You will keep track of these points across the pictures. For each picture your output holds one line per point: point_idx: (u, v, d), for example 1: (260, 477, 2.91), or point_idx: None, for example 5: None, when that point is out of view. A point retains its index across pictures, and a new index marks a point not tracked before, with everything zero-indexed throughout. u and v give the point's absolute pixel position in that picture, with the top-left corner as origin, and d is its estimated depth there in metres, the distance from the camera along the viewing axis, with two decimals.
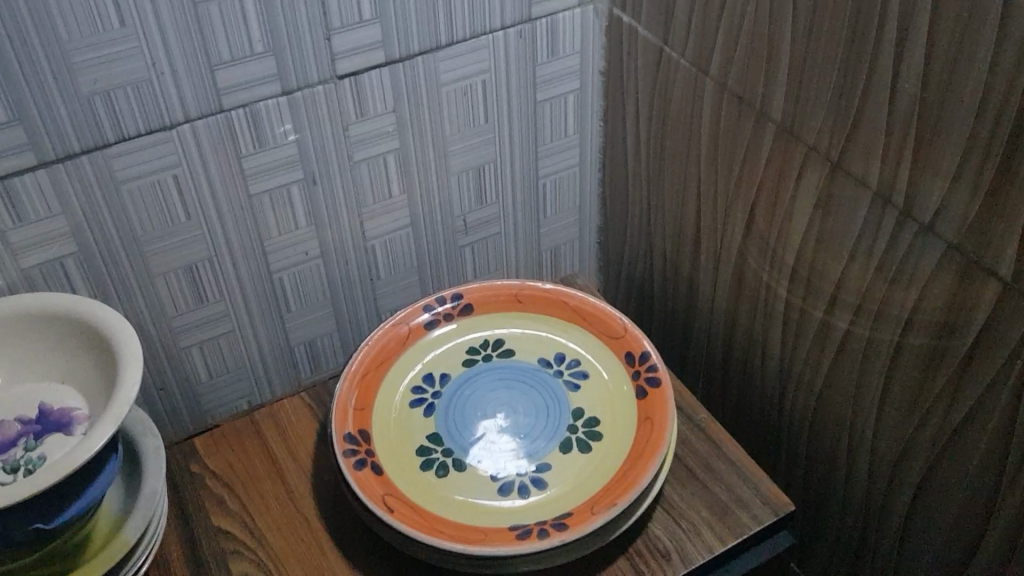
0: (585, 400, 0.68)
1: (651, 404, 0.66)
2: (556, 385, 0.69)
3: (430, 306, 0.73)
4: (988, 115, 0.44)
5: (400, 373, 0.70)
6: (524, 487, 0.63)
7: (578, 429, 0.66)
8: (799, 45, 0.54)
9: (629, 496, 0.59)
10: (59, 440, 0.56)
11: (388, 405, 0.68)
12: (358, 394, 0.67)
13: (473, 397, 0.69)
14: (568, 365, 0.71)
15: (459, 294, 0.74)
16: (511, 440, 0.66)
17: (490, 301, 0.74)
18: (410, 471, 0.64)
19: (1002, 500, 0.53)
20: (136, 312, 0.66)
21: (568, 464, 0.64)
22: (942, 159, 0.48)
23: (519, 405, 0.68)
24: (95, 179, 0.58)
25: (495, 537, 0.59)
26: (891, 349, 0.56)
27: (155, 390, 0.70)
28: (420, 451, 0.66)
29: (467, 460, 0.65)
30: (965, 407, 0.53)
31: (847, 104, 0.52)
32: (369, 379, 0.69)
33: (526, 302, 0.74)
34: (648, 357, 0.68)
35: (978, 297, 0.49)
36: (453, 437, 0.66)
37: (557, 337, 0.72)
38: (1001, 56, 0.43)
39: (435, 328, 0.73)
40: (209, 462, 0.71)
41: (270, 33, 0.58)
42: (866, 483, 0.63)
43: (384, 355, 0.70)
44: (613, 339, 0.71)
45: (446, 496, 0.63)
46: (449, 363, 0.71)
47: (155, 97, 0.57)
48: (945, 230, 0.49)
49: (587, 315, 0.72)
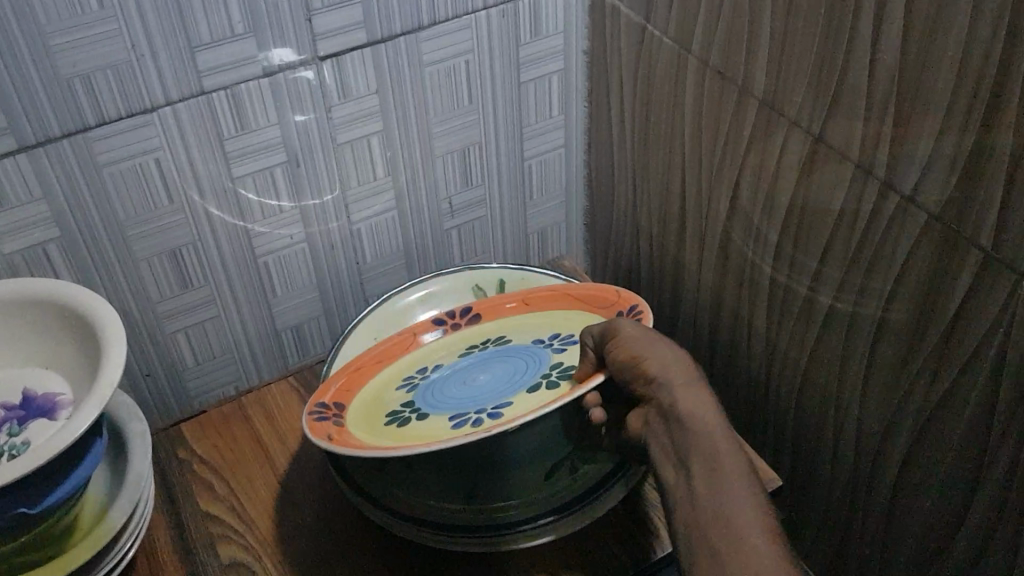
0: (569, 355, 0.64)
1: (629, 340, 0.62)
2: (544, 353, 0.64)
3: (436, 318, 0.71)
4: (966, 84, 0.44)
5: (394, 373, 0.67)
6: (480, 420, 0.58)
7: (551, 373, 0.61)
8: (779, 19, 0.54)
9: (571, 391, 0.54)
10: (42, 425, 0.56)
11: (373, 392, 0.65)
12: (341, 383, 0.65)
13: (455, 366, 0.66)
14: (561, 338, 0.66)
15: (468, 306, 0.71)
16: (479, 396, 0.61)
17: (495, 304, 0.71)
18: (368, 430, 0.60)
19: (985, 474, 0.53)
20: (120, 297, 0.65)
21: (534, 399, 0.59)
22: (922, 128, 0.48)
23: (497, 369, 0.64)
24: (76, 163, 0.58)
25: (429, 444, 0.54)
26: (875, 323, 0.56)
27: (141, 376, 0.70)
28: (388, 415, 0.62)
29: (432, 413, 0.61)
30: (947, 380, 0.52)
31: (829, 77, 0.52)
32: (356, 371, 0.66)
33: (533, 304, 0.70)
34: (636, 305, 0.64)
35: (959, 268, 0.49)
36: (426, 404, 0.62)
37: (557, 322, 0.68)
38: (978, 24, 0.43)
39: (435, 335, 0.69)
40: (197, 448, 0.71)
41: (249, 14, 0.58)
42: (853, 459, 0.63)
43: (378, 353, 0.67)
44: (606, 309, 0.66)
45: (402, 438, 0.58)
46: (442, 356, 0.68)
47: (135, 79, 0.57)
48: (926, 202, 0.49)
49: (583, 294, 0.68)
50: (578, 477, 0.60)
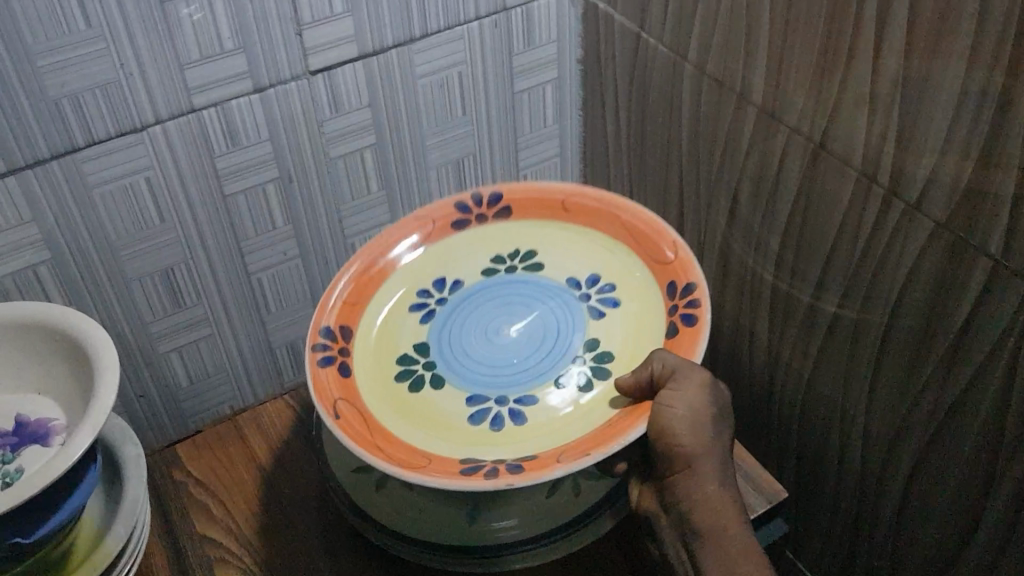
0: (605, 331, 0.62)
1: (678, 342, 0.57)
2: (579, 314, 0.63)
3: (465, 205, 0.69)
4: (973, 91, 0.44)
5: (412, 273, 0.67)
6: (497, 419, 0.58)
7: (584, 360, 0.60)
8: (779, 25, 0.53)
9: (606, 448, 0.52)
10: (35, 452, 0.56)
11: (387, 305, 0.65)
12: (353, 287, 0.64)
13: (482, 305, 0.64)
14: (600, 291, 0.64)
15: (498, 195, 0.69)
16: (500, 366, 0.61)
17: (528, 209, 0.69)
18: (382, 378, 0.61)
19: (996, 484, 0.52)
20: (112, 318, 0.64)
21: (560, 401, 0.58)
22: (928, 135, 0.47)
23: (526, 331, 0.62)
24: (65, 185, 0.57)
25: (443, 464, 0.54)
26: (881, 332, 0.55)
27: (135, 397, 0.69)
28: (401, 363, 0.61)
29: (447, 377, 0.60)
30: (956, 390, 0.52)
31: (830, 85, 0.52)
32: (375, 276, 0.65)
33: (571, 211, 0.68)
34: (691, 291, 0.59)
35: (968, 275, 0.48)
36: (444, 354, 0.62)
37: (589, 258, 0.66)
38: (984, 30, 0.42)
39: (461, 230, 0.69)
40: (193, 471, 0.70)
41: (239, 29, 0.57)
42: (859, 470, 0.62)
43: (394, 246, 0.67)
44: (654, 266, 0.63)
45: (417, 412, 0.59)
46: (468, 273, 0.67)
47: (124, 98, 0.56)
48: (933, 209, 0.48)
49: (635, 232, 0.64)
50: (582, 492, 0.60)
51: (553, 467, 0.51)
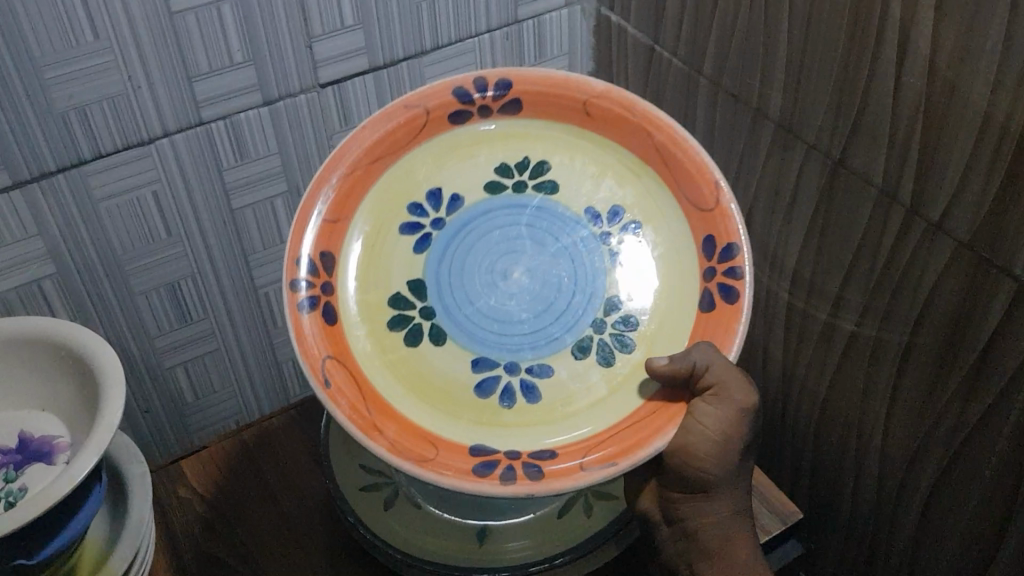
0: (630, 286, 0.55)
1: (713, 325, 0.51)
2: (600, 263, 0.55)
3: (465, 91, 0.56)
4: (998, 111, 0.43)
5: (402, 179, 0.56)
6: (509, 391, 0.53)
7: (606, 324, 0.54)
8: (797, 40, 0.53)
9: (634, 457, 0.47)
10: (41, 470, 0.55)
11: (375, 222, 0.56)
12: (333, 202, 0.54)
13: (486, 236, 0.56)
14: (623, 230, 0.56)
15: (507, 83, 0.56)
16: (509, 324, 0.54)
17: (542, 109, 0.57)
18: (372, 325, 0.54)
19: (1015, 513, 0.51)
20: (118, 333, 0.63)
21: (576, 378, 0.53)
22: (951, 154, 0.46)
23: (539, 277, 0.55)
24: (71, 199, 0.56)
25: (450, 454, 0.49)
26: (900, 352, 0.54)
27: (140, 412, 0.68)
28: (394, 304, 0.54)
29: (448, 330, 0.54)
30: (976, 415, 0.51)
31: (850, 101, 0.51)
32: (358, 182, 0.55)
33: (594, 117, 0.56)
34: (732, 257, 0.51)
35: (991, 297, 0.47)
36: (443, 299, 0.55)
37: (610, 176, 0.57)
38: (1011, 49, 0.41)
39: (460, 124, 0.57)
40: (198, 486, 0.68)
41: (249, 42, 0.57)
42: (874, 493, 0.61)
43: (385, 152, 0.55)
44: (695, 215, 0.54)
45: (414, 377, 0.53)
46: (468, 182, 0.57)
47: (132, 111, 0.55)
48: (955, 229, 0.48)
49: (671, 160, 0.54)
50: (593, 516, 0.60)
51: (577, 476, 0.47)
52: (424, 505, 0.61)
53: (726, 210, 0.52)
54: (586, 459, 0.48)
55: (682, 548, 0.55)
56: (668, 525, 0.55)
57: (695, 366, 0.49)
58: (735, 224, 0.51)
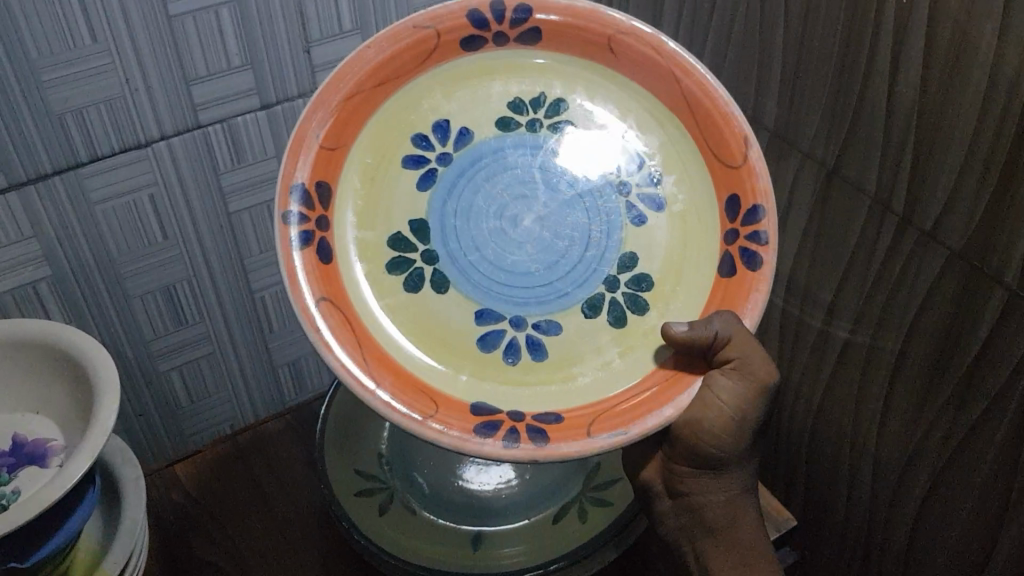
0: (647, 242, 0.52)
1: (731, 292, 0.49)
2: (617, 216, 0.53)
3: (481, 14, 0.51)
4: (989, 121, 0.43)
5: (406, 107, 0.53)
6: (513, 347, 0.50)
7: (620, 283, 0.52)
8: (792, 48, 0.54)
9: (646, 425, 0.45)
10: (35, 472, 0.55)
11: (376, 152, 0.52)
12: (331, 129, 0.50)
13: (497, 176, 0.53)
14: (643, 181, 0.53)
15: (526, 10, 0.52)
16: (516, 274, 0.52)
17: (562, 40, 0.53)
18: (369, 268, 0.51)
19: (1006, 524, 0.51)
20: (112, 335, 0.63)
21: (588, 335, 0.51)
22: (943, 164, 0.46)
23: (551, 224, 0.52)
24: (68, 201, 0.56)
25: (449, 412, 0.46)
26: (893, 360, 0.54)
27: (134, 416, 0.68)
28: (393, 244, 0.52)
29: (451, 278, 0.52)
30: (967, 424, 0.51)
31: (844, 110, 0.52)
32: (359, 109, 0.51)
33: (619, 56, 0.52)
34: (756, 221, 0.49)
35: (983, 306, 0.47)
36: (448, 243, 0.52)
37: (631, 120, 0.54)
38: (1003, 60, 0.42)
39: (473, 51, 0.53)
40: (191, 490, 0.68)
41: (247, 45, 0.57)
42: (868, 502, 0.61)
43: (390, 77, 0.51)
44: (719, 171, 0.51)
45: (414, 330, 0.50)
46: (477, 116, 0.54)
47: (129, 114, 0.55)
48: (948, 237, 0.48)
49: (698, 108, 0.51)
50: (588, 521, 0.61)
51: (585, 441, 0.44)
52: (419, 510, 0.61)
53: (754, 169, 0.49)
54: (595, 424, 0.45)
55: (683, 522, 0.56)
56: (669, 497, 0.56)
57: (717, 337, 0.47)
58: (762, 183, 0.49)
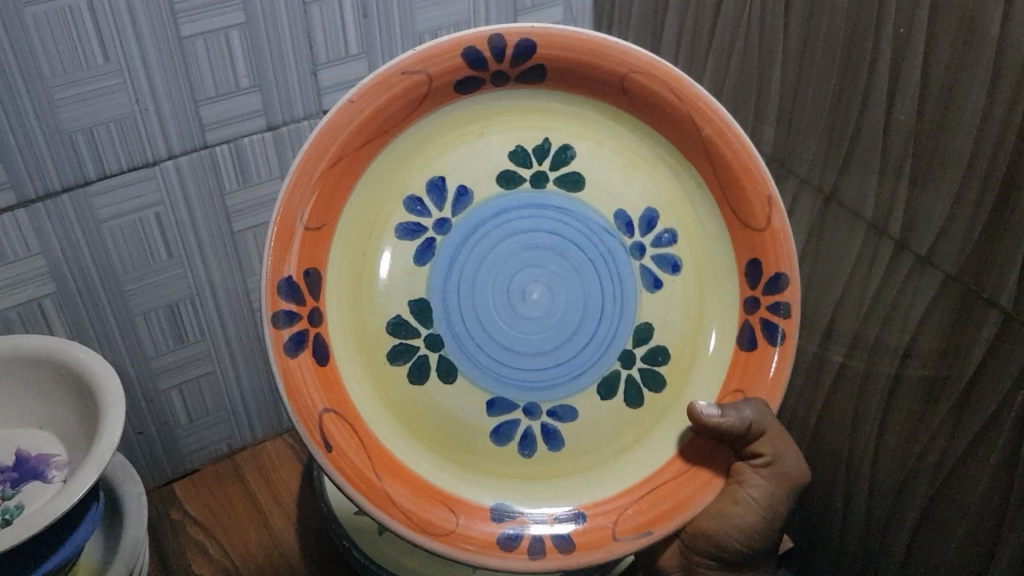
0: (660, 312, 0.54)
1: (753, 368, 0.53)
2: (631, 280, 0.54)
3: (478, 53, 0.49)
4: (986, 146, 0.44)
5: (405, 164, 0.52)
6: (527, 437, 0.53)
7: (635, 357, 0.54)
8: (792, 73, 0.55)
9: (669, 525, 0.50)
10: (37, 488, 0.55)
11: (366, 218, 0.52)
12: (314, 207, 0.49)
13: (500, 245, 0.53)
14: (657, 240, 0.54)
15: (528, 47, 0.50)
16: (527, 355, 0.53)
17: (567, 78, 0.52)
18: (371, 350, 0.52)
19: (998, 550, 0.51)
20: (114, 353, 0.64)
21: (599, 421, 0.54)
22: (940, 188, 0.48)
23: (559, 297, 0.53)
24: (75, 219, 0.57)
25: (469, 519, 0.50)
26: (888, 383, 0.55)
27: (133, 434, 0.68)
28: (392, 329, 0.52)
29: (456, 364, 0.53)
30: (960, 447, 0.51)
31: (841, 136, 0.53)
32: (347, 171, 0.50)
33: (632, 97, 0.51)
34: (778, 290, 0.52)
35: (978, 329, 0.48)
36: (450, 323, 0.53)
37: (643, 169, 0.54)
38: (1000, 86, 0.43)
39: (468, 92, 0.52)
40: (190, 508, 0.69)
41: (255, 67, 0.58)
42: (863, 526, 0.62)
43: (379, 131, 0.50)
44: (739, 231, 0.53)
45: (421, 427, 0.52)
46: (474, 173, 0.53)
47: (138, 134, 0.56)
48: (944, 261, 0.49)
49: (716, 155, 0.51)
50: None
51: (611, 546, 0.49)
52: None
53: (778, 235, 0.51)
54: (618, 522, 0.50)
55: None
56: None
57: (752, 425, 0.50)
58: (787, 252, 0.51)
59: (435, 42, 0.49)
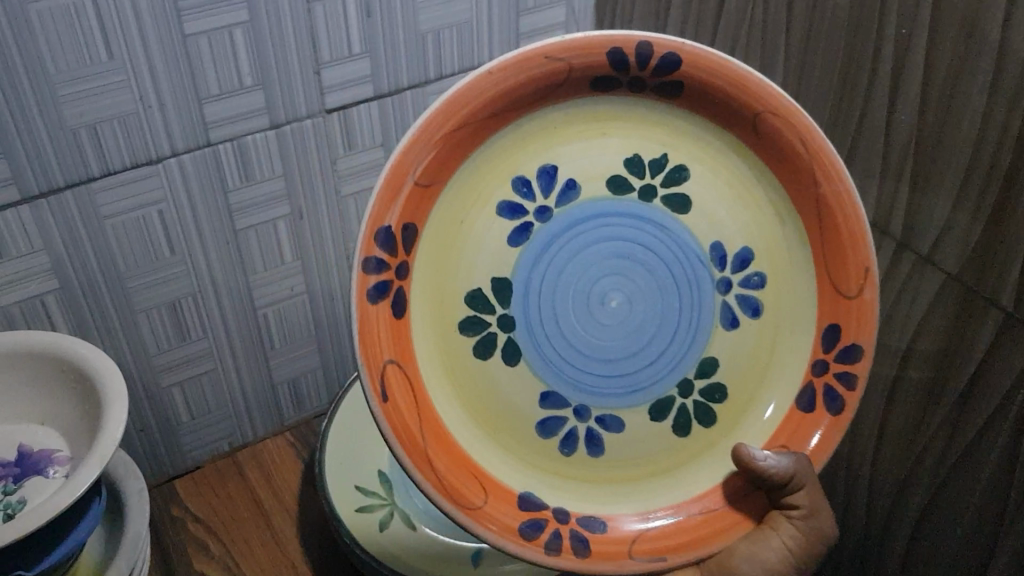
0: (732, 347, 0.52)
1: (803, 428, 0.52)
2: (709, 314, 0.52)
3: (623, 56, 0.47)
4: (987, 146, 0.45)
5: (518, 147, 0.50)
6: (572, 436, 0.52)
7: (693, 388, 0.52)
8: (793, 73, 0.55)
9: (686, 555, 0.49)
10: (39, 483, 0.55)
11: (472, 194, 0.50)
12: (431, 165, 0.47)
13: (592, 246, 0.51)
14: (745, 281, 0.52)
15: (675, 66, 0.47)
16: (596, 358, 0.52)
17: (704, 105, 0.49)
18: (444, 320, 0.51)
19: (997, 549, 0.51)
20: (116, 350, 0.64)
21: (645, 441, 0.52)
22: (941, 188, 0.48)
23: (638, 311, 0.52)
24: (78, 215, 0.57)
25: (497, 503, 0.49)
26: (889, 383, 0.56)
27: (135, 431, 0.68)
28: (470, 299, 0.51)
29: (525, 349, 0.51)
30: (960, 446, 0.52)
31: (842, 136, 0.53)
32: (467, 141, 0.48)
33: (761, 138, 0.49)
34: (851, 361, 0.50)
35: (978, 328, 0.48)
36: (529, 312, 0.51)
37: (753, 205, 0.51)
38: (1000, 86, 0.43)
39: (601, 89, 0.49)
40: (190, 506, 0.69)
41: (258, 65, 0.58)
42: (862, 527, 0.62)
43: (508, 109, 0.48)
44: (829, 297, 0.51)
45: (479, 407, 0.51)
46: (585, 167, 0.51)
47: (141, 131, 0.56)
48: (944, 261, 0.49)
49: (828, 212, 0.49)
50: None
51: (626, 562, 0.49)
52: (419, 526, 0.62)
53: (865, 309, 0.50)
54: (637, 541, 0.50)
55: None
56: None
57: (794, 477, 0.49)
58: (870, 328, 0.50)
59: (588, 35, 0.46)
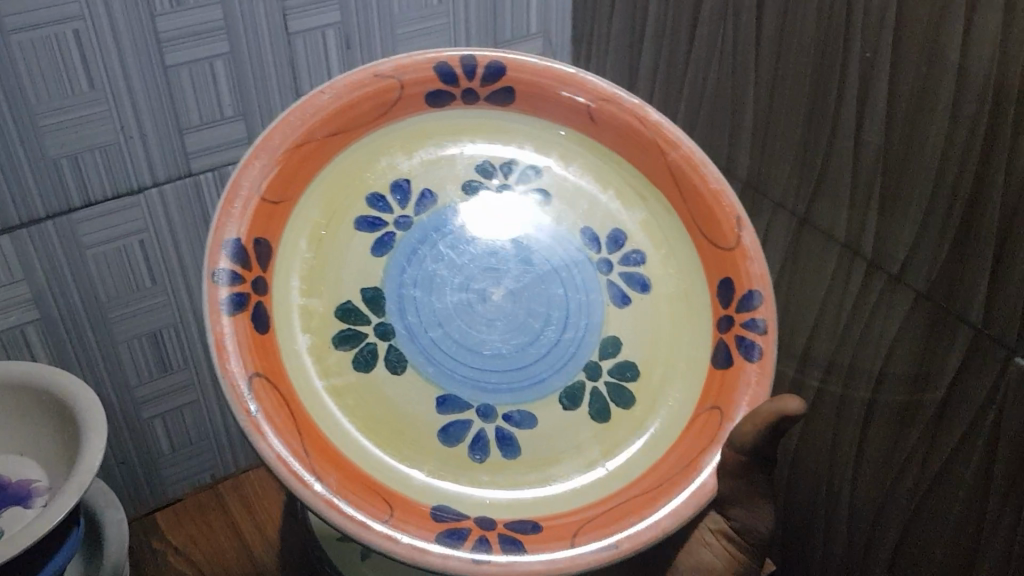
0: (626, 325, 0.50)
1: (723, 382, 0.47)
2: (597, 294, 0.51)
3: (451, 69, 0.53)
4: (951, 164, 0.46)
5: (368, 162, 0.53)
6: (479, 438, 0.47)
7: (602, 371, 0.49)
8: (763, 98, 0.56)
9: (637, 541, 0.42)
10: (17, 513, 0.55)
11: (326, 212, 0.51)
12: (272, 181, 0.48)
13: (465, 245, 0.52)
14: (624, 258, 0.52)
15: (500, 68, 0.53)
16: (484, 355, 0.49)
17: (534, 103, 0.54)
18: (316, 337, 0.48)
19: (976, 566, 0.52)
20: (98, 381, 0.64)
21: (571, 431, 0.47)
22: (909, 207, 0.49)
23: (519, 303, 0.50)
24: (59, 245, 0.57)
25: (404, 515, 0.42)
26: (865, 406, 0.56)
27: (115, 463, 0.68)
28: (340, 312, 0.49)
29: (408, 350, 0.48)
30: (936, 464, 0.52)
31: (813, 158, 0.54)
32: (311, 162, 0.50)
33: (599, 122, 0.54)
34: (750, 306, 0.48)
35: (949, 345, 0.49)
36: (405, 316, 0.49)
37: (612, 189, 0.54)
38: (961, 106, 0.44)
39: (441, 106, 0.54)
40: (172, 537, 0.69)
41: (239, 96, 0.59)
42: (846, 550, 0.62)
43: (345, 127, 0.51)
44: (710, 254, 0.50)
45: (372, 419, 0.47)
46: (438, 179, 0.53)
47: (123, 161, 0.57)
48: (915, 279, 0.50)
49: (682, 180, 0.51)
50: None
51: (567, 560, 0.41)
52: None
53: (748, 254, 0.49)
54: (579, 537, 0.42)
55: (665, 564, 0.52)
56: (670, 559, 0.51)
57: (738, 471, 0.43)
58: (757, 270, 0.48)
59: (413, 58, 0.53)
